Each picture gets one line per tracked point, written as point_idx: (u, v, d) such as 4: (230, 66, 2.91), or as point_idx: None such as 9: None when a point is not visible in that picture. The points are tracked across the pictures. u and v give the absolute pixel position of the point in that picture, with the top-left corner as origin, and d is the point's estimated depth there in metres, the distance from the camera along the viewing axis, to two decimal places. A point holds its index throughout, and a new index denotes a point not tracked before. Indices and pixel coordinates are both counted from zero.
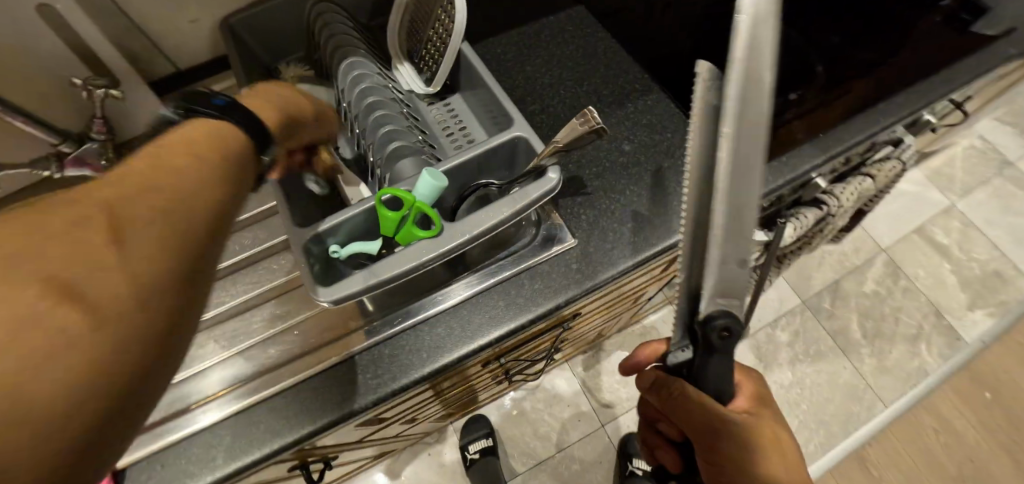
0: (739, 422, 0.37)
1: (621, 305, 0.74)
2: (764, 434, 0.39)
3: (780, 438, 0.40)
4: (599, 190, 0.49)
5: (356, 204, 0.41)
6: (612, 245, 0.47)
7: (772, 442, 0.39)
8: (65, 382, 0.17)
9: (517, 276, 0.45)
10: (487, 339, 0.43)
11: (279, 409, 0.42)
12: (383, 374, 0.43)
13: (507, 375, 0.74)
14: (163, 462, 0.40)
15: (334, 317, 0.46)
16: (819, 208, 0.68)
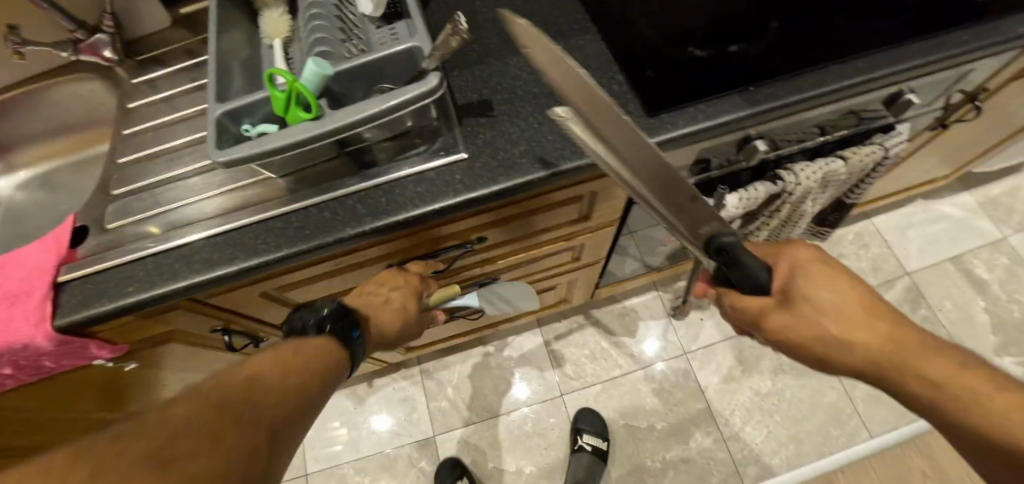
0: (774, 309, 0.39)
1: (558, 256, 0.75)
2: (815, 302, 0.38)
3: (834, 298, 0.37)
4: (505, 114, 0.52)
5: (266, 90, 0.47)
6: (501, 163, 0.49)
7: (837, 309, 0.37)
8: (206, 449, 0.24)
9: (402, 179, 0.49)
10: (353, 230, 0.46)
11: (169, 261, 0.48)
12: (267, 245, 0.47)
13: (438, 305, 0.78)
14: (92, 283, 0.49)
15: (240, 195, 0.52)
16: (773, 183, 0.64)
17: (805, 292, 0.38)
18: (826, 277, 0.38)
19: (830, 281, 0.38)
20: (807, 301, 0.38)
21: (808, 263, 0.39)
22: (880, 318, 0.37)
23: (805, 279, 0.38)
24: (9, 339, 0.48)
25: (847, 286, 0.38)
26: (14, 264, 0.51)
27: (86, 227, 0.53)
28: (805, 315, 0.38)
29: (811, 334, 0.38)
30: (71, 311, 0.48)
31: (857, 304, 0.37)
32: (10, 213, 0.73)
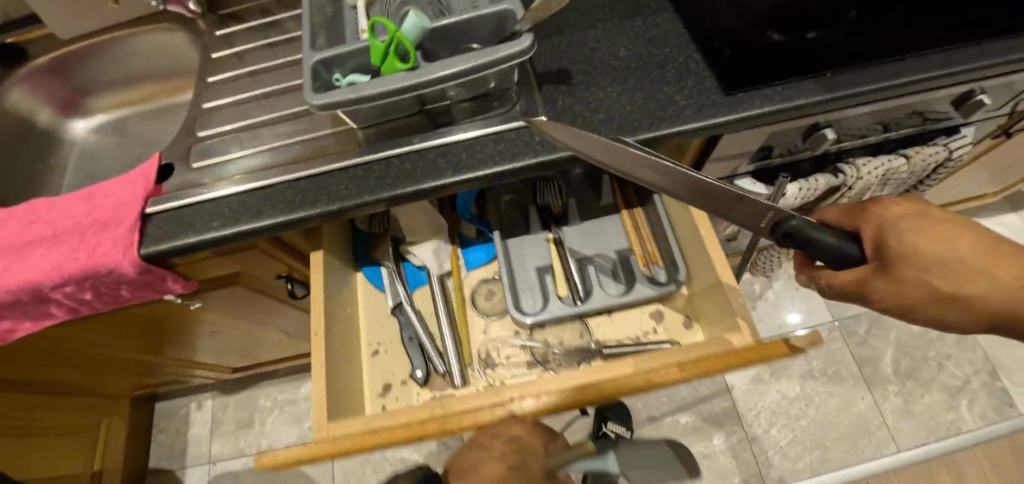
0: (880, 280, 0.41)
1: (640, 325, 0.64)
2: (919, 261, 0.39)
3: (933, 253, 0.39)
4: (584, 83, 0.53)
5: (359, 41, 0.48)
6: (581, 128, 0.50)
7: (939, 264, 0.39)
8: None
9: (482, 138, 0.50)
10: (436, 181, 0.48)
11: (254, 200, 0.50)
12: (350, 191, 0.48)
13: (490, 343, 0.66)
14: (177, 216, 0.51)
15: (320, 142, 0.53)
16: (834, 177, 0.64)
17: (902, 254, 0.39)
18: (920, 231, 0.40)
19: (927, 234, 0.39)
20: (908, 261, 0.39)
21: (899, 218, 0.40)
22: (1000, 259, 0.39)
23: (903, 237, 0.39)
24: (96, 263, 0.50)
25: (949, 235, 0.39)
26: (105, 195, 0.54)
27: (171, 166, 0.55)
28: (911, 278, 0.40)
29: (915, 294, 0.41)
30: (157, 241, 0.50)
31: (960, 250, 0.39)
32: (87, 154, 0.76)
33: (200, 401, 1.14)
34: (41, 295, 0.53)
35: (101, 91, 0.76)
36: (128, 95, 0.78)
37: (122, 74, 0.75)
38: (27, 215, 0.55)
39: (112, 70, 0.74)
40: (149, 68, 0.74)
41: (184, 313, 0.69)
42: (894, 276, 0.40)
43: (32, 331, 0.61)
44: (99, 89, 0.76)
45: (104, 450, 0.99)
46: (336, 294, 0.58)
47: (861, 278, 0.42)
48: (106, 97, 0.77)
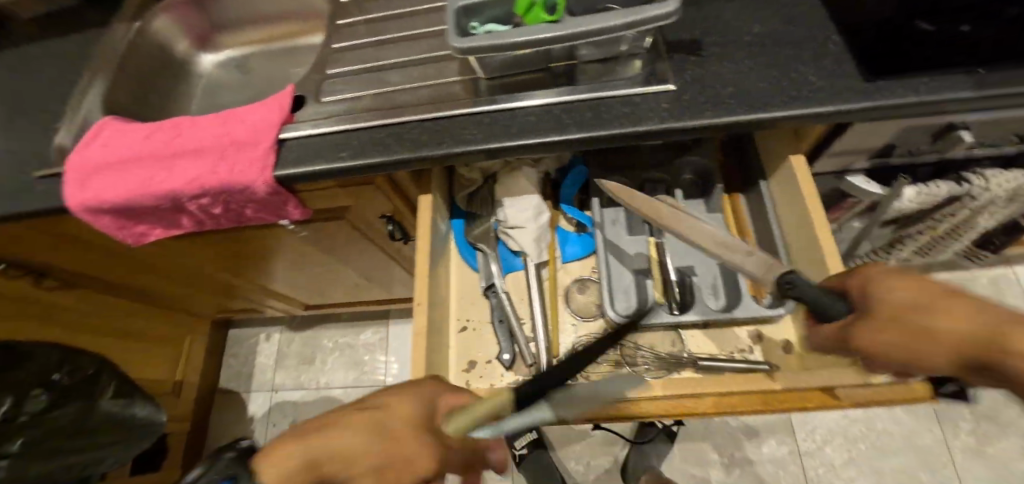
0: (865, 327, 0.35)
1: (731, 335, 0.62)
2: (914, 314, 0.31)
3: (939, 310, 0.30)
4: (713, 56, 0.52)
5: None
6: (709, 99, 0.50)
7: (938, 315, 0.30)
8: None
9: (608, 100, 0.51)
10: (561, 136, 0.49)
11: (383, 136, 0.52)
12: (476, 136, 0.50)
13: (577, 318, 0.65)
14: (309, 144, 0.54)
15: (446, 88, 0.55)
16: (958, 184, 0.60)
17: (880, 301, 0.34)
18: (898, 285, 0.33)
19: (906, 290, 0.33)
20: (887, 318, 0.33)
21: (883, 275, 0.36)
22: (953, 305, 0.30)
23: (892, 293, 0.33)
24: (233, 179, 0.54)
25: (936, 291, 0.31)
26: (243, 117, 0.57)
27: (304, 98, 0.59)
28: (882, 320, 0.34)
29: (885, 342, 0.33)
30: (290, 165, 0.54)
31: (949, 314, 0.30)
32: (213, 87, 0.82)
33: (269, 333, 1.23)
34: (178, 203, 0.58)
35: (233, 28, 0.82)
36: (254, 34, 0.84)
37: (253, 14, 0.80)
38: (171, 130, 0.59)
39: (245, 8, 0.80)
40: (279, 9, 0.79)
41: (286, 240, 0.74)
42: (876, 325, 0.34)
43: (158, 240, 0.67)
44: (231, 25, 0.82)
45: (184, 363, 1.08)
46: (437, 242, 0.59)
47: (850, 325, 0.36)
48: (235, 34, 0.83)
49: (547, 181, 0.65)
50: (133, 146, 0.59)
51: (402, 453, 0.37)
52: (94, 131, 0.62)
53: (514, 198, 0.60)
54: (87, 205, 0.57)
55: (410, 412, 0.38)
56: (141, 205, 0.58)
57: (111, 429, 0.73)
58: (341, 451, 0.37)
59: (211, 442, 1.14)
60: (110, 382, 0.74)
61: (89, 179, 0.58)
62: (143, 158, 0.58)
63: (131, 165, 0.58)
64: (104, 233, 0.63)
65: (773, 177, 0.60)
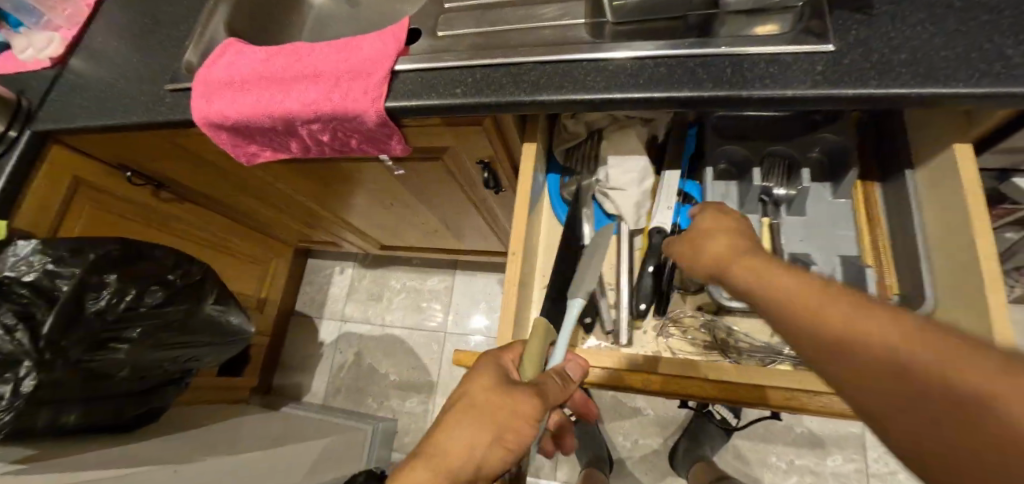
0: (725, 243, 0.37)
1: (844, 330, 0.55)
2: (722, 272, 0.36)
3: (739, 272, 0.34)
4: (889, 15, 0.45)
5: None
6: (875, 65, 0.43)
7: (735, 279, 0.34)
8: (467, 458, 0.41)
9: (752, 58, 0.45)
10: (693, 92, 0.44)
11: (497, 76, 0.50)
12: (598, 83, 0.47)
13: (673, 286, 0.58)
14: (421, 79, 0.54)
15: (569, 31, 0.52)
16: None
17: (703, 243, 0.39)
18: (721, 235, 0.38)
19: (725, 236, 0.38)
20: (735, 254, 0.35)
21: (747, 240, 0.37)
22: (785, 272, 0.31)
23: (715, 239, 0.38)
24: (346, 106, 0.55)
25: (738, 243, 0.36)
26: (358, 47, 0.58)
27: (418, 31, 0.58)
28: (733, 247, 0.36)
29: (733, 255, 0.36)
30: (401, 99, 0.53)
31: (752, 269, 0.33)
32: (322, 18, 0.83)
33: (343, 266, 1.29)
34: (291, 127, 0.60)
35: None
36: None
37: None
38: (291, 55, 0.61)
39: None
40: None
41: (379, 177, 0.75)
42: (694, 260, 0.39)
43: (266, 162, 0.71)
44: None
45: (268, 284, 1.17)
46: (534, 193, 0.57)
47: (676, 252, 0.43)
48: None
49: (651, 143, 0.61)
50: (255, 68, 0.61)
51: (508, 409, 0.42)
52: (220, 52, 0.65)
53: (622, 157, 0.57)
54: (213, 120, 0.61)
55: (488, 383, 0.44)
56: (259, 126, 0.61)
57: (212, 331, 0.80)
58: (461, 446, 0.42)
59: (285, 358, 1.24)
60: (213, 287, 0.81)
61: (216, 96, 0.61)
62: (264, 80, 0.60)
63: (252, 86, 0.61)
64: (222, 149, 0.67)
65: (925, 165, 0.52)
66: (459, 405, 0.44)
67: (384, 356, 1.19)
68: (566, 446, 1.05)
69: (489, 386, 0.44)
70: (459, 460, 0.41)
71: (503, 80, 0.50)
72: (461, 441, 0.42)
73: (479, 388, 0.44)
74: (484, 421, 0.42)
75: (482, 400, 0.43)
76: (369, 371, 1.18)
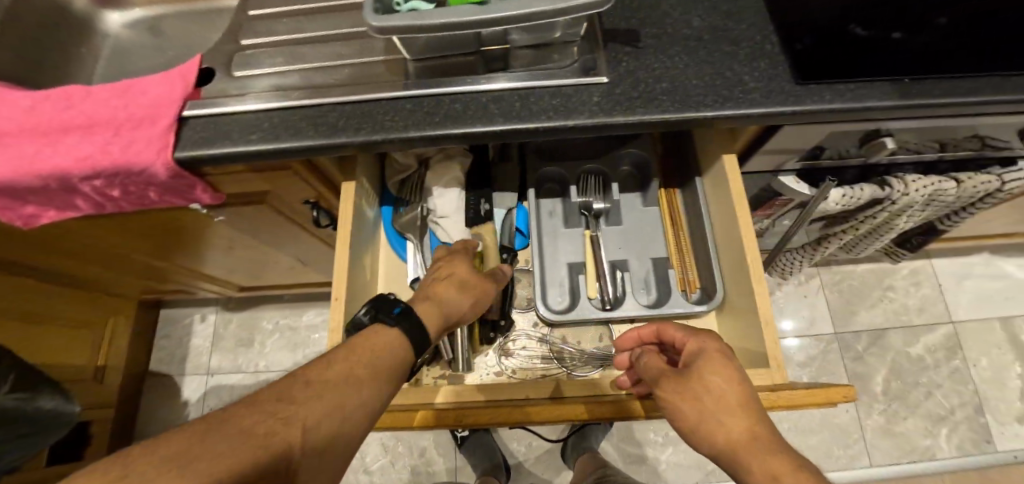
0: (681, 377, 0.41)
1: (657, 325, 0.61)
2: (698, 417, 0.38)
3: (726, 429, 0.36)
4: (651, 48, 0.50)
5: None
6: (641, 95, 0.48)
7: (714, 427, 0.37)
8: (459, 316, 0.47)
9: (538, 91, 0.48)
10: (486, 128, 0.46)
11: (295, 119, 0.48)
12: (397, 122, 0.47)
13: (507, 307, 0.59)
14: (215, 124, 0.49)
15: (370, 69, 0.51)
16: (880, 188, 0.62)
17: (697, 380, 0.40)
18: (725, 378, 0.39)
19: (716, 376, 0.39)
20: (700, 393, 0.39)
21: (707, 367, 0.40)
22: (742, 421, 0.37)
23: (715, 382, 0.39)
24: (127, 160, 0.48)
25: (733, 393, 0.38)
26: (140, 90, 0.51)
27: (212, 70, 0.53)
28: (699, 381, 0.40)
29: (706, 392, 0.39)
30: (192, 148, 0.49)
31: (742, 432, 0.36)
32: (117, 47, 0.74)
33: (205, 313, 1.17)
34: (68, 184, 0.52)
35: None
36: None
37: None
38: (57, 101, 0.52)
39: None
40: None
41: (205, 224, 0.69)
42: (676, 393, 0.41)
43: (52, 222, 0.60)
44: None
45: (107, 347, 1.01)
46: (362, 229, 0.57)
47: (659, 371, 0.43)
48: None
49: (468, 167, 0.60)
50: (11, 117, 0.51)
51: (482, 287, 0.49)
52: None
53: (444, 188, 0.59)
54: None
55: (466, 267, 0.49)
56: (25, 186, 0.52)
57: (23, 424, 0.67)
58: (457, 304, 0.46)
59: (142, 427, 1.09)
60: (6, 377, 0.66)
61: None
62: (21, 131, 0.51)
63: (9, 139, 0.51)
64: None
65: (708, 172, 0.59)
66: (445, 276, 0.48)
67: None
68: (463, 462, 1.06)
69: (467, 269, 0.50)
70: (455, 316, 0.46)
71: (302, 121, 0.48)
72: (454, 301, 0.47)
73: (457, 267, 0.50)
74: (468, 291, 0.48)
75: (470, 277, 0.48)
76: None
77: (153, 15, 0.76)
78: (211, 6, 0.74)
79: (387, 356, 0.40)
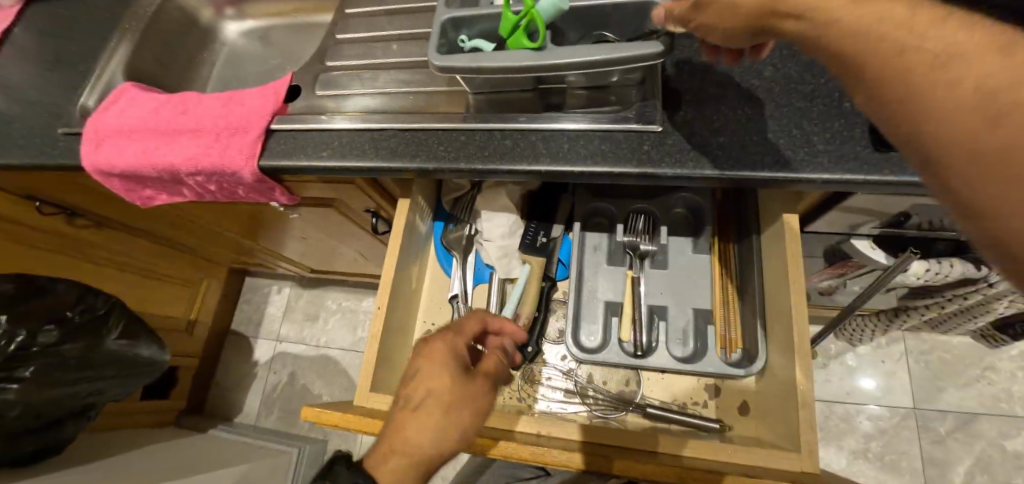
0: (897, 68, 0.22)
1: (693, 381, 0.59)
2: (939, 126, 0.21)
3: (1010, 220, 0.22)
4: (713, 98, 0.48)
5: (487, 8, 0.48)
6: (694, 148, 0.46)
7: (991, 131, 0.19)
8: (441, 447, 0.44)
9: (588, 134, 0.49)
10: (531, 167, 0.47)
11: (362, 141, 0.53)
12: (450, 153, 0.50)
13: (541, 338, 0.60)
14: (295, 139, 0.56)
15: (435, 100, 0.55)
16: (975, 266, 0.54)
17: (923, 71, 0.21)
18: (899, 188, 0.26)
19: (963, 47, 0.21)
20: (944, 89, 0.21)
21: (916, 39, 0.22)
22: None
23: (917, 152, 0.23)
24: (223, 164, 0.56)
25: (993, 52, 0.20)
26: (241, 102, 0.59)
27: (299, 89, 0.60)
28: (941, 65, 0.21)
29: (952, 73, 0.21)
30: (273, 159, 0.55)
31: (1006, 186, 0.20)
32: (233, 54, 0.85)
33: (280, 285, 1.31)
34: (177, 177, 0.61)
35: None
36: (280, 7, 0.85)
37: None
38: (178, 106, 0.61)
39: None
40: None
41: (284, 218, 0.77)
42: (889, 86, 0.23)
43: (164, 203, 0.71)
44: None
45: (199, 305, 1.17)
46: (412, 242, 0.61)
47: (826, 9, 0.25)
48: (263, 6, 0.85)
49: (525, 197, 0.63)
50: (144, 117, 0.62)
51: (464, 396, 0.46)
52: (114, 95, 0.64)
53: (492, 213, 0.61)
54: (99, 170, 0.61)
55: (445, 376, 0.46)
56: (146, 176, 0.61)
57: (116, 365, 0.80)
58: (433, 433, 0.44)
59: (219, 377, 1.25)
60: (117, 324, 0.81)
61: (103, 144, 0.61)
62: (149, 130, 0.61)
63: (139, 135, 0.61)
64: (114, 192, 0.67)
65: (766, 230, 0.55)
66: (423, 395, 0.45)
67: (317, 375, 1.21)
68: None
69: (449, 381, 0.46)
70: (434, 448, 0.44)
71: (367, 144, 0.53)
72: (422, 441, 0.44)
73: (435, 384, 0.46)
74: (440, 424, 0.44)
75: (447, 396, 0.45)
76: (302, 391, 1.20)
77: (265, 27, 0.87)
78: (312, 21, 0.83)
79: None
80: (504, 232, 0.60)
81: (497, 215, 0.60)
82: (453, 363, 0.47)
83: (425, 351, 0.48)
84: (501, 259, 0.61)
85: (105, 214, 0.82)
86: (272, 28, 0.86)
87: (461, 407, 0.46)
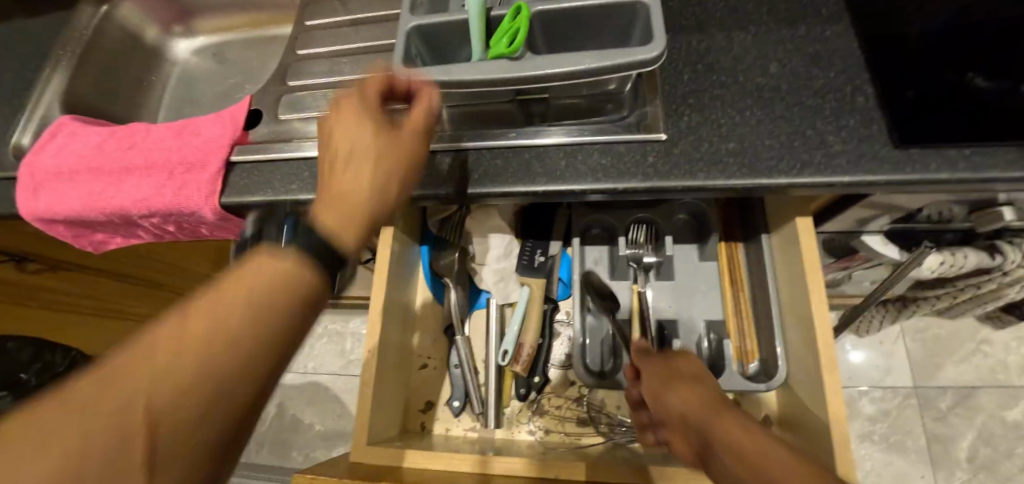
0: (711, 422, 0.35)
1: None
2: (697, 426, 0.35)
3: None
4: (717, 99, 0.45)
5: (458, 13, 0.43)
6: (702, 157, 0.42)
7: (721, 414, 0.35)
8: (384, 169, 0.35)
9: (586, 147, 0.44)
10: (526, 188, 0.43)
11: None
12: (435, 178, 0.45)
13: (547, 364, 0.57)
14: (259, 170, 0.50)
15: None
16: (990, 256, 0.52)
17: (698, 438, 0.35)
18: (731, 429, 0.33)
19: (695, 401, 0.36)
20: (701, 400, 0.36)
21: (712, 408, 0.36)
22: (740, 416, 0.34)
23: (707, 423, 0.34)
24: (179, 203, 0.50)
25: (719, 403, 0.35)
26: (195, 132, 0.53)
27: (261, 113, 0.55)
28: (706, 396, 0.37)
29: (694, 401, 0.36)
30: (237, 194, 0.49)
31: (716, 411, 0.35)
32: (185, 74, 0.78)
33: None
34: (129, 220, 0.54)
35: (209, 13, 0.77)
36: (233, 20, 0.78)
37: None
38: (124, 140, 0.55)
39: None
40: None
41: None
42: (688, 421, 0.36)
43: (119, 246, 0.64)
44: (208, 10, 0.77)
45: None
46: (400, 272, 0.56)
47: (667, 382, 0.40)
48: (214, 20, 0.78)
49: (518, 214, 0.59)
50: (84, 155, 0.55)
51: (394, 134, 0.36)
52: (49, 132, 0.57)
53: (485, 235, 0.58)
54: (38, 218, 0.54)
55: (364, 119, 0.37)
56: (93, 220, 0.55)
57: None
58: (360, 174, 0.34)
59: None
60: None
61: (40, 188, 0.54)
62: (92, 169, 0.54)
63: (82, 176, 0.54)
64: (59, 239, 0.60)
65: (778, 232, 0.52)
66: (341, 150, 0.36)
67: (307, 404, 1.15)
68: None
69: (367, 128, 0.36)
70: (362, 190, 0.34)
71: None
72: (358, 184, 0.34)
73: (348, 136, 0.36)
74: (372, 166, 0.35)
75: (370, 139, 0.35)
76: (292, 423, 1.14)
77: (218, 43, 0.80)
78: (270, 34, 0.77)
79: (229, 352, 0.26)
80: (497, 253, 0.57)
81: (487, 238, 0.58)
82: (368, 103, 0.38)
83: (329, 125, 0.37)
84: (496, 281, 0.58)
85: (55, 260, 0.74)
86: (225, 43, 0.79)
87: (405, 150, 0.36)
